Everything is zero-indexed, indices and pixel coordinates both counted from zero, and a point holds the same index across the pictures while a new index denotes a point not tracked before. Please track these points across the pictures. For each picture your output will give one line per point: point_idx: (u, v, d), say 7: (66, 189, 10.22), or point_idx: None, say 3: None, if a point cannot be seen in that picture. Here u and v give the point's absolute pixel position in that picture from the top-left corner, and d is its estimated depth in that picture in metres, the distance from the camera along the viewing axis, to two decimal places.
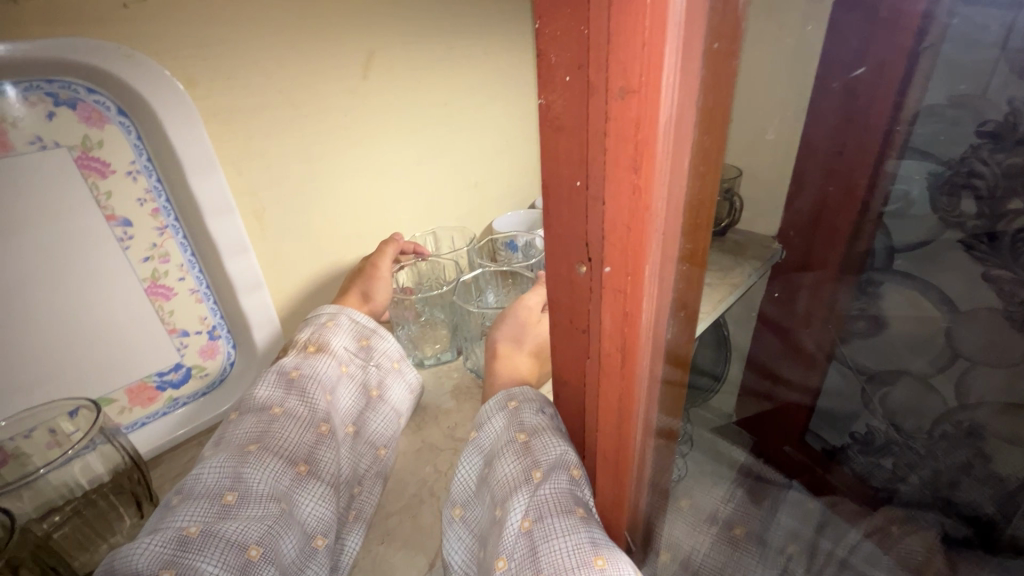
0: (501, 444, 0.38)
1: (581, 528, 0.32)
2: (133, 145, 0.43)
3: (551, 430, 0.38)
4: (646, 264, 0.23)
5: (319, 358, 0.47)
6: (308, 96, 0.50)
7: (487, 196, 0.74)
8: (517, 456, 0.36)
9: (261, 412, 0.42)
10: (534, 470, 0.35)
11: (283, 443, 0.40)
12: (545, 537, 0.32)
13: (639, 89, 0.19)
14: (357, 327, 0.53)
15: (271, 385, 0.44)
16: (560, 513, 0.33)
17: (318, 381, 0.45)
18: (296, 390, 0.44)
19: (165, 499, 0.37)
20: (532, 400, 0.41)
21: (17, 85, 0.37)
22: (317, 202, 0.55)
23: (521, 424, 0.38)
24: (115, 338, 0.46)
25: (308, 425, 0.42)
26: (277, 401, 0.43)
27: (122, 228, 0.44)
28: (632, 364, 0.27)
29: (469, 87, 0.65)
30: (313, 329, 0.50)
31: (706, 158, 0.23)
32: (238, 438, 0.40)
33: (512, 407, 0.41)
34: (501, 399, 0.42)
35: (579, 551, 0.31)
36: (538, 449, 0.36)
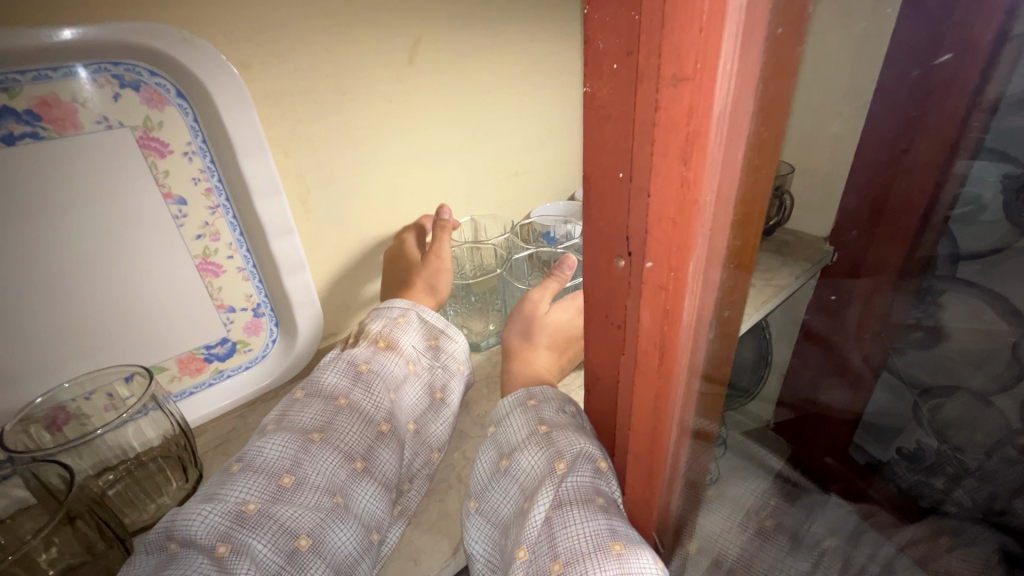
0: (523, 435, 0.39)
1: (602, 514, 0.32)
2: (189, 126, 0.45)
3: (572, 426, 0.38)
4: (692, 260, 0.22)
5: (389, 357, 0.48)
6: (356, 82, 0.51)
7: (528, 186, 0.74)
8: (539, 447, 0.37)
9: (327, 400, 0.43)
10: (557, 460, 0.35)
11: (345, 437, 0.41)
12: (563, 522, 0.32)
13: (693, 77, 0.18)
14: (427, 327, 0.54)
15: (339, 373, 0.46)
16: (579, 502, 0.33)
17: (383, 379, 0.47)
18: (363, 384, 0.45)
19: (228, 464, 0.39)
20: (555, 398, 0.42)
21: (88, 67, 0.39)
22: (360, 188, 0.56)
23: (542, 419, 0.40)
24: (168, 311, 0.48)
25: (371, 421, 0.43)
26: (343, 391, 0.44)
27: (177, 206, 0.46)
28: (670, 363, 0.26)
29: (515, 75, 0.64)
30: (384, 324, 0.52)
31: (760, 150, 0.22)
32: (303, 422, 0.41)
33: (532, 405, 0.41)
34: (519, 397, 0.43)
35: (597, 536, 0.31)
36: (560, 442, 0.37)
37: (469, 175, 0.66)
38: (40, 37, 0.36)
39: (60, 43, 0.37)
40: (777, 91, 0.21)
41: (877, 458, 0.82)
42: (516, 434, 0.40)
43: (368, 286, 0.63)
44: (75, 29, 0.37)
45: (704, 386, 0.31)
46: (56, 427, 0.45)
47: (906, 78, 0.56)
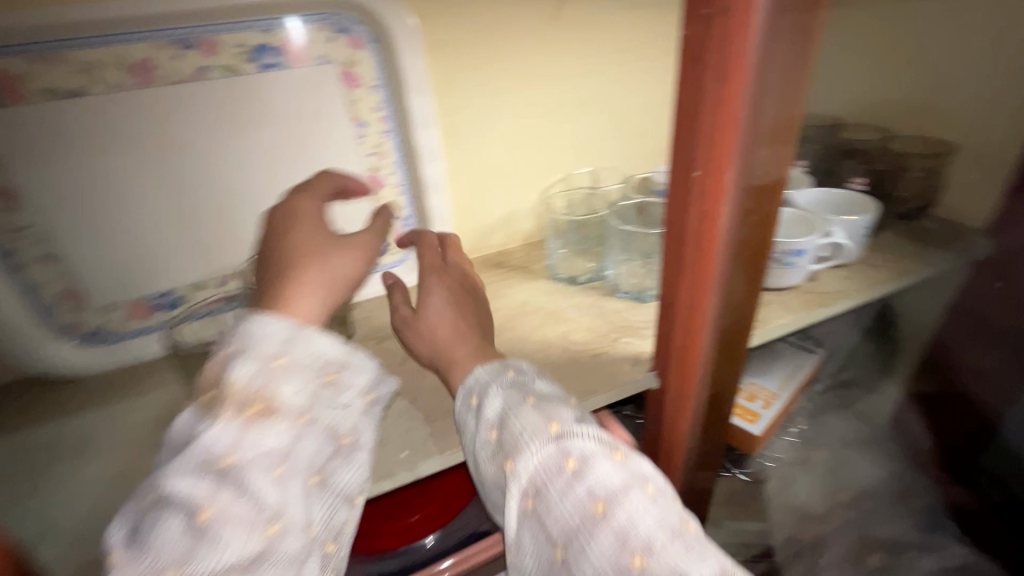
0: (477, 442, 0.39)
1: (576, 482, 0.34)
2: (375, 66, 0.58)
3: (512, 413, 0.38)
4: (727, 165, 0.29)
5: (268, 426, 0.32)
6: (505, 34, 0.60)
7: (652, 148, 0.77)
8: (493, 453, 0.37)
9: (184, 513, 0.29)
10: (509, 459, 0.36)
11: (218, 561, 0.29)
12: (546, 509, 0.34)
13: (734, 12, 0.25)
14: (318, 362, 0.36)
15: (193, 471, 0.30)
16: (551, 480, 0.35)
17: (268, 454, 0.32)
18: (231, 481, 0.30)
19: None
20: (497, 371, 0.42)
21: (318, 17, 0.54)
22: (497, 128, 0.66)
23: (488, 421, 0.39)
24: (343, 210, 0.63)
25: (255, 523, 0.30)
26: (205, 499, 0.30)
27: (360, 128, 0.60)
28: (707, 260, 0.33)
29: (652, 35, 0.68)
30: (257, 369, 0.33)
31: (793, 85, 0.29)
32: (153, 554, 0.28)
33: (475, 405, 0.40)
34: (462, 394, 0.42)
35: (580, 507, 0.33)
36: (507, 440, 0.37)
37: (595, 124, 0.71)
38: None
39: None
40: (811, 35, 0.27)
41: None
42: (473, 441, 0.39)
43: (491, 218, 0.72)
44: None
45: (742, 295, 0.37)
46: None
47: None
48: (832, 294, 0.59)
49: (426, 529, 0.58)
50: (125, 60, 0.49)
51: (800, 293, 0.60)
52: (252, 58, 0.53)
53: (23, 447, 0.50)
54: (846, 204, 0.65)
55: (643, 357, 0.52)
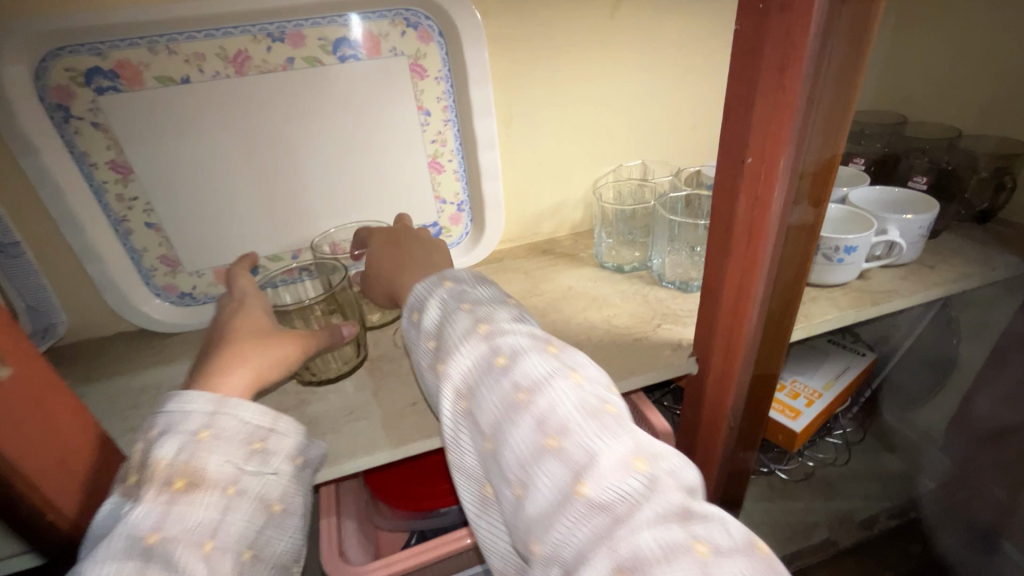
0: (420, 354, 0.40)
1: (502, 375, 0.33)
2: (442, 58, 0.62)
3: (447, 319, 0.38)
4: (782, 152, 0.31)
5: (195, 502, 0.32)
6: (565, 30, 0.63)
7: (703, 142, 0.78)
8: (432, 359, 0.38)
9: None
10: (443, 361, 0.37)
11: None
12: (476, 409, 0.34)
13: (794, 7, 0.26)
14: (244, 432, 0.36)
15: (103, 572, 0.28)
16: (481, 377, 0.34)
17: (197, 531, 0.31)
18: (162, 561, 0.30)
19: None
20: (437, 281, 0.42)
21: (394, 12, 0.58)
22: (552, 120, 0.69)
23: (427, 330, 0.40)
24: (405, 193, 0.68)
25: None
26: None
27: (425, 116, 0.64)
28: (758, 240, 0.35)
29: (709, 31, 0.68)
30: (178, 448, 0.33)
31: (861, 73, 0.29)
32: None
33: (417, 317, 0.41)
34: (409, 307, 0.42)
35: (504, 397, 0.33)
36: (443, 342, 0.37)
37: (649, 117, 0.73)
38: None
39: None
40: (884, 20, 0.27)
41: None
42: (416, 351, 0.40)
43: (541, 206, 0.75)
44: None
45: (796, 282, 0.37)
46: None
47: None
48: (885, 293, 0.59)
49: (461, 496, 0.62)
50: (223, 52, 0.55)
51: (850, 290, 0.59)
52: (332, 50, 0.58)
53: (124, 387, 0.57)
54: (906, 203, 0.62)
55: (684, 342, 0.54)
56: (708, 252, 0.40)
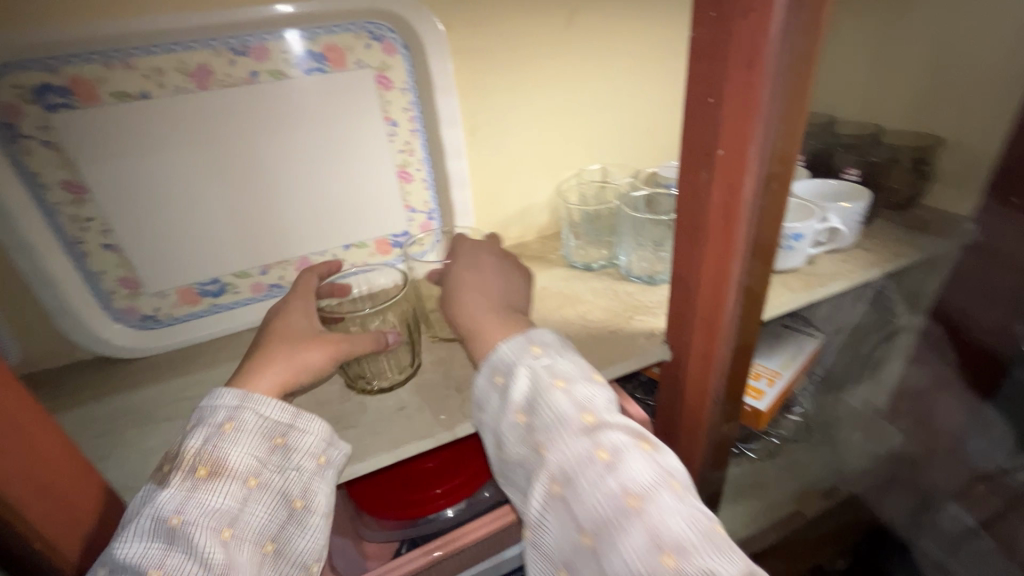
0: (505, 424, 0.43)
1: (610, 473, 0.37)
2: (407, 70, 0.63)
3: (541, 402, 0.42)
4: (751, 141, 0.34)
5: (211, 490, 0.36)
6: (524, 41, 0.65)
7: (657, 145, 0.82)
8: (522, 436, 0.42)
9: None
10: (541, 445, 0.40)
11: None
12: (576, 498, 0.38)
13: (756, 12, 0.30)
14: (265, 427, 0.39)
15: (141, 539, 0.34)
16: (581, 472, 0.38)
17: (214, 517, 0.35)
18: (181, 543, 0.34)
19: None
20: (523, 346, 0.45)
21: (358, 25, 0.59)
22: (516, 128, 0.71)
23: (517, 403, 0.43)
24: (376, 203, 0.68)
25: None
26: (151, 562, 0.33)
27: (391, 127, 0.65)
28: (732, 227, 0.38)
29: (656, 41, 0.73)
30: (205, 438, 0.38)
31: (810, 69, 0.33)
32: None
33: (502, 383, 0.44)
34: (487, 371, 0.45)
35: (611, 498, 0.36)
36: (539, 426, 0.41)
37: (607, 123, 0.77)
38: (281, 11, 0.55)
39: (274, 15, 0.55)
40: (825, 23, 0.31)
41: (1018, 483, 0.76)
42: (498, 422, 0.44)
43: (509, 212, 0.77)
44: (287, 5, 0.55)
45: (765, 261, 0.41)
46: (301, 269, 0.68)
47: None
48: (829, 276, 0.64)
49: (446, 501, 0.62)
50: (184, 66, 0.54)
51: (799, 275, 0.65)
52: (295, 63, 0.58)
53: (90, 417, 0.55)
54: (839, 195, 0.69)
55: (656, 331, 0.57)
56: (684, 240, 0.43)
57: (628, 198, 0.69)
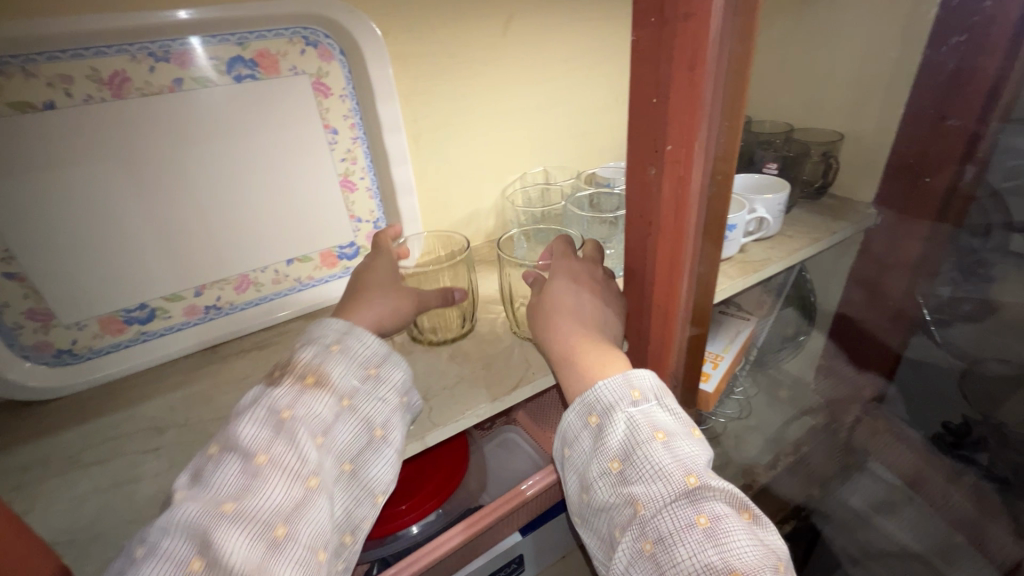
0: (596, 467, 0.45)
1: (710, 542, 0.38)
2: (345, 77, 0.62)
3: (635, 454, 0.43)
4: (696, 136, 0.36)
5: (317, 396, 0.44)
6: (464, 48, 0.66)
7: (593, 145, 0.85)
8: (614, 483, 0.43)
9: (246, 458, 0.41)
10: (637, 501, 0.41)
11: (266, 499, 0.39)
12: (670, 562, 0.38)
13: (695, 16, 0.32)
14: (364, 357, 0.48)
15: (259, 423, 0.42)
16: (680, 537, 0.39)
17: (313, 423, 0.43)
18: (287, 433, 0.42)
19: (132, 543, 0.37)
20: (623, 389, 0.45)
21: (290, 30, 0.57)
22: (461, 134, 0.71)
23: (612, 451, 0.44)
24: (318, 214, 0.65)
25: (296, 476, 0.41)
26: (263, 446, 0.41)
27: (332, 135, 0.63)
28: (684, 218, 0.40)
29: (587, 47, 0.76)
30: (316, 354, 0.47)
31: (743, 69, 0.36)
32: (219, 487, 0.40)
33: (596, 424, 0.46)
34: (581, 409, 0.47)
35: (708, 568, 0.37)
36: (632, 478, 0.42)
37: (545, 128, 0.79)
38: (204, 13, 0.51)
39: (176, 20, 0.50)
40: (754, 25, 0.34)
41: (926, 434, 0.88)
42: (590, 465, 0.46)
43: (457, 216, 0.77)
44: (190, 10, 0.50)
45: (712, 248, 0.44)
46: (240, 288, 0.64)
47: (944, 62, 0.67)
48: (761, 261, 0.69)
49: (414, 516, 0.60)
50: (96, 73, 0.49)
51: (735, 262, 0.70)
52: (225, 70, 0.55)
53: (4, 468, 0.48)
54: (763, 187, 0.75)
55: None
56: (637, 233, 0.45)
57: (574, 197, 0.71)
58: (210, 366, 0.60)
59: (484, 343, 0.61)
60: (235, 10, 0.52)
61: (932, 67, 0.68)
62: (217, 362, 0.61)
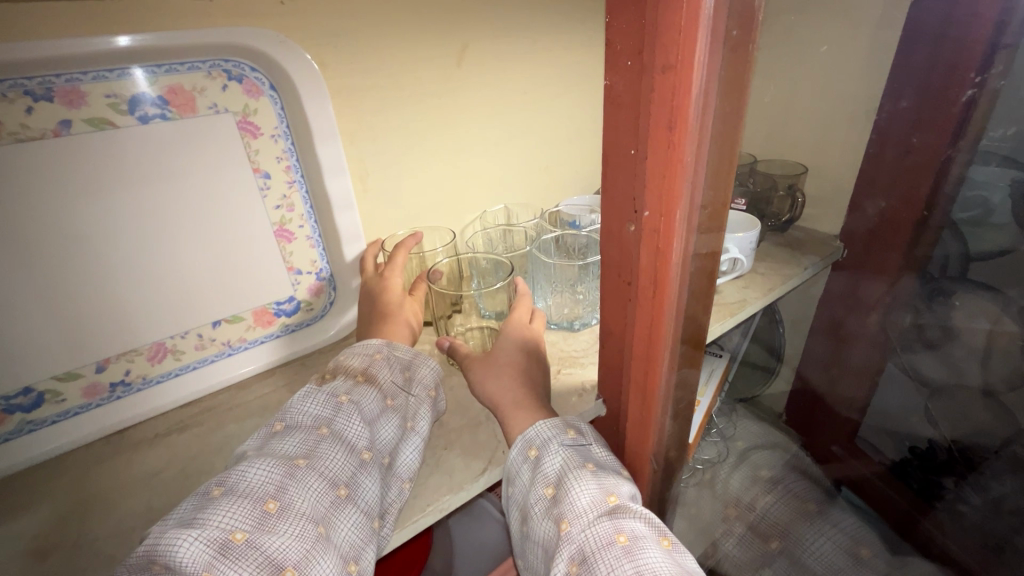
0: (533, 496, 0.42)
1: (627, 558, 0.35)
2: (277, 114, 0.54)
3: (567, 474, 0.41)
4: (677, 206, 0.31)
5: (368, 392, 0.46)
6: (411, 80, 0.59)
7: (557, 180, 0.81)
8: (547, 509, 0.40)
9: (308, 429, 0.41)
10: (561, 521, 0.39)
11: (329, 463, 0.39)
12: None
13: (675, 66, 0.26)
14: (401, 363, 0.51)
15: (319, 404, 0.43)
16: (601, 553, 0.36)
17: (366, 411, 0.44)
18: (346, 413, 0.43)
19: (208, 485, 0.37)
20: (560, 428, 0.44)
21: (206, 62, 0.49)
22: (413, 173, 0.65)
23: (546, 477, 0.42)
24: (248, 267, 0.57)
25: (354, 448, 0.41)
26: (326, 420, 0.42)
27: (263, 179, 0.55)
28: (663, 293, 0.35)
29: (546, 80, 0.72)
30: (365, 361, 0.49)
31: (732, 125, 0.30)
32: (286, 449, 0.40)
33: (534, 456, 0.43)
34: (520, 446, 0.44)
35: None
36: (563, 500, 0.39)
37: (505, 164, 0.73)
38: (102, 45, 0.43)
39: (57, 53, 0.41)
40: (744, 79, 0.29)
41: (891, 459, 0.86)
42: (527, 493, 0.43)
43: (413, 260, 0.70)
44: (131, 36, 0.44)
45: (694, 322, 0.39)
46: (155, 358, 0.54)
47: (905, 95, 0.66)
48: (736, 303, 0.66)
49: None
50: None
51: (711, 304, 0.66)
52: (127, 109, 0.46)
53: None
54: (733, 222, 0.72)
55: (587, 386, 0.54)
56: (616, 299, 0.39)
57: (539, 237, 0.65)
58: (115, 458, 0.50)
59: (449, 409, 0.54)
60: (133, 39, 0.44)
61: (892, 101, 0.67)
62: (125, 453, 0.51)
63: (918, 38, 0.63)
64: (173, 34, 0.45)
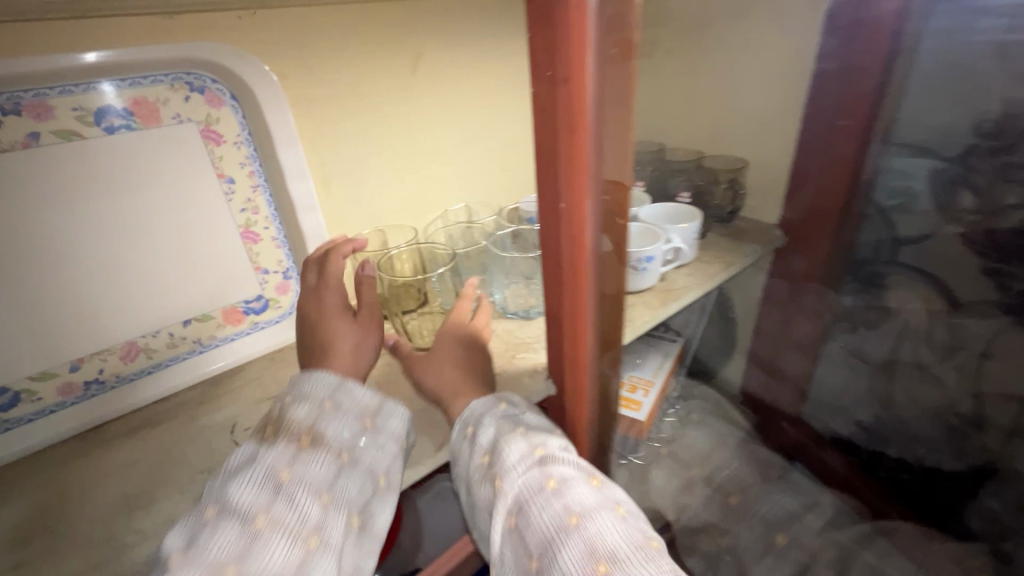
0: (473, 468, 0.46)
1: (556, 498, 0.41)
2: (239, 122, 0.57)
3: (501, 438, 0.45)
4: (584, 196, 0.35)
5: (337, 416, 0.44)
6: (369, 88, 0.63)
7: (515, 178, 0.85)
8: (485, 476, 0.45)
9: (270, 470, 0.40)
10: (497, 480, 0.43)
11: (294, 516, 0.38)
12: (528, 525, 0.41)
13: (571, 78, 0.31)
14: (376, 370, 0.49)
15: (285, 437, 0.42)
16: (535, 497, 0.41)
17: (336, 443, 0.43)
18: (313, 449, 0.41)
19: (166, 546, 0.36)
20: (491, 404, 0.48)
21: (168, 75, 0.52)
22: (375, 175, 0.68)
23: (482, 448, 0.46)
24: (216, 269, 0.60)
25: (321, 491, 0.40)
26: (290, 460, 0.40)
27: (227, 184, 0.58)
28: (581, 274, 0.39)
29: (500, 84, 0.76)
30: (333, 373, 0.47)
31: (627, 125, 0.35)
32: (245, 499, 0.38)
33: (471, 433, 0.47)
34: (459, 426, 0.48)
35: (558, 520, 0.40)
36: (499, 462, 0.44)
37: (464, 165, 0.77)
38: (69, 62, 0.46)
39: (26, 71, 0.44)
40: (630, 87, 0.34)
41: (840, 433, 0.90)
42: (469, 467, 0.46)
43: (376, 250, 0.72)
44: (98, 52, 0.47)
45: (612, 297, 0.44)
46: (128, 357, 0.57)
47: (830, 93, 0.72)
48: (681, 289, 0.71)
49: None
50: None
51: (659, 291, 0.70)
52: (93, 121, 0.49)
53: None
54: (678, 214, 0.77)
55: (538, 368, 0.58)
56: (545, 282, 0.44)
57: (495, 233, 0.69)
58: (91, 453, 0.53)
59: (410, 395, 0.57)
60: (97, 56, 0.47)
61: (819, 99, 0.73)
62: (100, 448, 0.53)
63: (839, 42, 0.69)
64: (137, 50, 0.48)
